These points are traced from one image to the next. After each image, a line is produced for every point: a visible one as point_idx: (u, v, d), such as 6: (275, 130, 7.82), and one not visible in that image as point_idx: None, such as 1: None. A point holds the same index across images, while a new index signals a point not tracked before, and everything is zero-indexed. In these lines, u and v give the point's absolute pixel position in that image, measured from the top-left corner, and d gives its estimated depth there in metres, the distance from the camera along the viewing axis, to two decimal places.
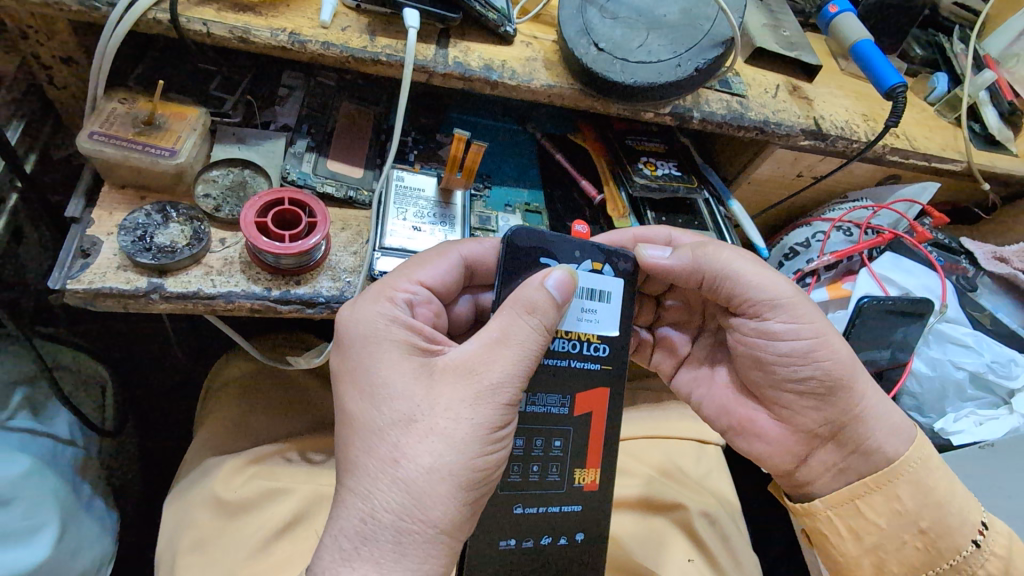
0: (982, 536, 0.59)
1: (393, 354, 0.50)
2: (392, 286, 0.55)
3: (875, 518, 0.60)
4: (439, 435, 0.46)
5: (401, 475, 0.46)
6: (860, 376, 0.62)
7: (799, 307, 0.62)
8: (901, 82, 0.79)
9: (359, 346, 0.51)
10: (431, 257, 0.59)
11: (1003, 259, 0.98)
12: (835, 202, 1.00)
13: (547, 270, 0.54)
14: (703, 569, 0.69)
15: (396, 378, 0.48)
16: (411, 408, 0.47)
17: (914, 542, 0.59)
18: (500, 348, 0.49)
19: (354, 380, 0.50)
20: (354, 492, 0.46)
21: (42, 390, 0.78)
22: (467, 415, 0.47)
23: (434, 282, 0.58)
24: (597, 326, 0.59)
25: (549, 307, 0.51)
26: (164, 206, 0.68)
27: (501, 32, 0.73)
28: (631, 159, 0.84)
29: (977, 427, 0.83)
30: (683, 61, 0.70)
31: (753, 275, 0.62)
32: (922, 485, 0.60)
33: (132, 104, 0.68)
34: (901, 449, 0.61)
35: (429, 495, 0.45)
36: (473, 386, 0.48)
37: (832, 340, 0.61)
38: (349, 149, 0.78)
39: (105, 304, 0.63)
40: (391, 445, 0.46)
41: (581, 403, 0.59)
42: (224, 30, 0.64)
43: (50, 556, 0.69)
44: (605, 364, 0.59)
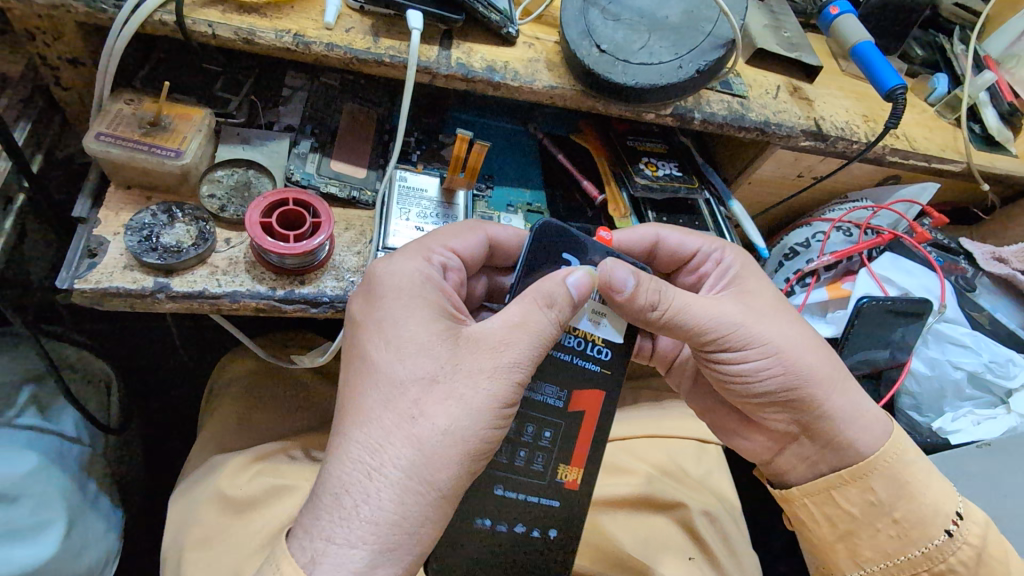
0: (955, 526, 0.59)
1: (423, 314, 0.51)
2: (429, 249, 0.57)
3: (847, 506, 0.62)
4: (458, 400, 0.47)
5: (416, 433, 0.46)
6: (841, 381, 0.62)
7: (747, 333, 0.60)
8: (901, 84, 0.79)
9: (391, 298, 0.52)
10: (466, 231, 0.60)
11: (1002, 260, 0.98)
12: (834, 202, 1.00)
13: (570, 269, 0.54)
14: (703, 566, 0.70)
15: (423, 338, 0.49)
16: (435, 369, 0.48)
17: (886, 530, 0.60)
18: (520, 328, 0.50)
19: (380, 330, 0.50)
20: (366, 441, 0.46)
21: (49, 388, 0.79)
22: (485, 387, 0.48)
23: (465, 253, 0.60)
24: (606, 329, 0.59)
25: (565, 302, 0.52)
26: (170, 206, 0.68)
27: (504, 34, 0.74)
28: (632, 160, 0.85)
29: (974, 427, 0.84)
30: (685, 62, 0.71)
31: (697, 316, 0.59)
32: (895, 477, 0.60)
33: (138, 105, 0.69)
34: (875, 445, 0.61)
35: (437, 458, 0.46)
36: (494, 360, 0.49)
37: (789, 361, 0.60)
38: (352, 150, 0.78)
39: (112, 303, 0.64)
40: (410, 402, 0.47)
41: (574, 401, 0.59)
42: (229, 32, 0.65)
43: (57, 552, 0.70)
44: (604, 367, 0.60)
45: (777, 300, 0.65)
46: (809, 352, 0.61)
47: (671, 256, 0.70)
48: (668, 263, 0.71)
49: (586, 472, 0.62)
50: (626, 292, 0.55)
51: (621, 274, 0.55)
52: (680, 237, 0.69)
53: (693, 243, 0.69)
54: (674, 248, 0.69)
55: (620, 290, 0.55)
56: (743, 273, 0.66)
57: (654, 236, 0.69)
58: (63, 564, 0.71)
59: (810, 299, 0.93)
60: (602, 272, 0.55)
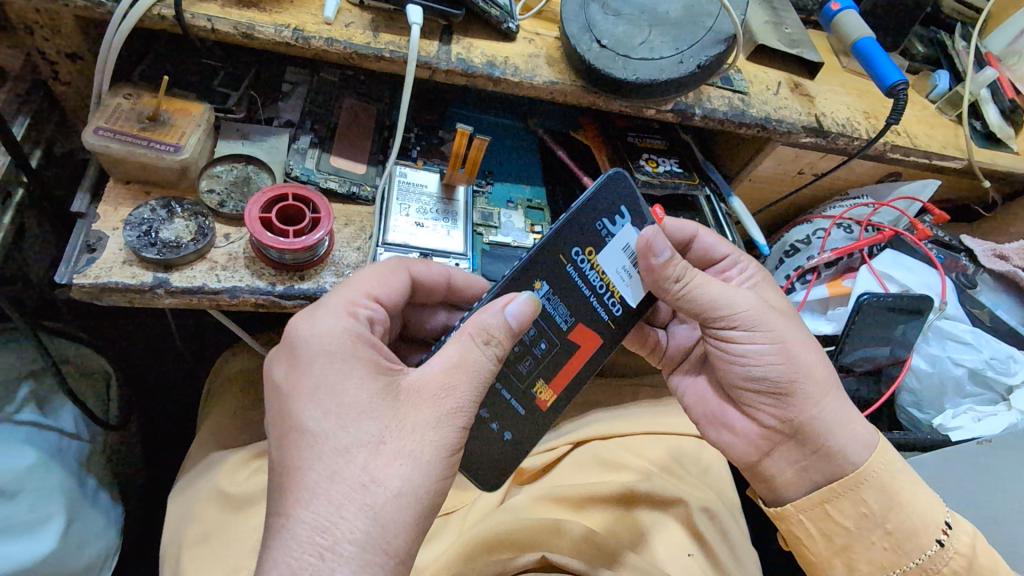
0: (945, 536, 0.58)
1: (360, 373, 0.47)
2: (351, 301, 0.53)
3: (842, 520, 0.61)
4: (409, 459, 0.45)
5: (369, 501, 0.44)
6: (830, 391, 0.63)
7: (758, 322, 0.62)
8: (902, 79, 0.79)
9: (320, 361, 0.48)
10: (381, 273, 0.57)
11: (1003, 257, 0.99)
12: (834, 199, 1.00)
13: (509, 297, 0.54)
14: (703, 564, 0.69)
15: (364, 400, 0.46)
16: (382, 430, 0.46)
17: (880, 543, 0.59)
18: (462, 371, 0.49)
19: (313, 396, 0.46)
20: (313, 520, 0.43)
21: (48, 384, 0.79)
22: (433, 438, 0.47)
23: (386, 299, 0.56)
24: (633, 286, 0.63)
25: (504, 334, 0.52)
26: (169, 201, 0.68)
27: (504, 29, 0.74)
28: (632, 156, 0.84)
29: (976, 423, 0.84)
30: (686, 57, 0.71)
31: (712, 299, 0.61)
32: (885, 488, 0.60)
33: (137, 100, 0.69)
34: (862, 454, 0.61)
35: (394, 522, 0.44)
36: (440, 408, 0.48)
37: (790, 354, 0.62)
38: (352, 146, 0.78)
39: (111, 298, 0.64)
40: (359, 469, 0.44)
41: (577, 332, 0.63)
42: (228, 26, 0.65)
43: (55, 548, 0.70)
44: (614, 321, 0.64)
45: (788, 309, 0.67)
46: (809, 351, 0.63)
47: (699, 256, 0.72)
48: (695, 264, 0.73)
49: (558, 398, 0.65)
50: (660, 260, 0.59)
51: (660, 244, 0.59)
52: (714, 241, 0.71)
53: (725, 248, 0.71)
54: (703, 251, 0.71)
55: (656, 256, 0.59)
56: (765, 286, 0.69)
57: (693, 233, 0.70)
58: (62, 560, 0.71)
59: (810, 296, 0.93)
60: (643, 237, 0.59)
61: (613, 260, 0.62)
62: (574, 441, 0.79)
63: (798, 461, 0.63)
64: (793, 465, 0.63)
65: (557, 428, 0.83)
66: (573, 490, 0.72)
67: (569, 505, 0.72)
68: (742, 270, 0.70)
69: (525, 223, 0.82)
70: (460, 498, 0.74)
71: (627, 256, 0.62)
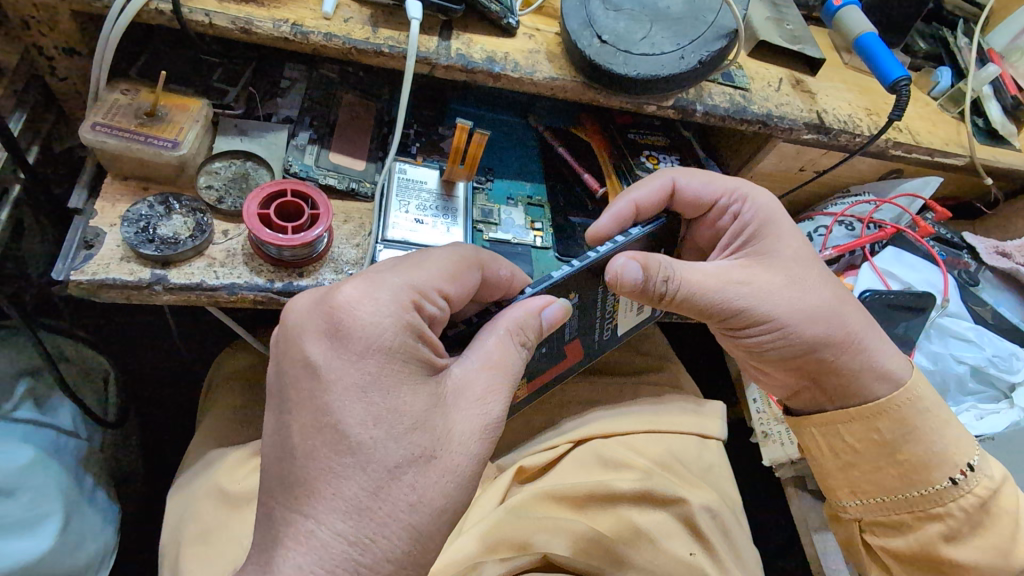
0: (962, 475, 0.62)
1: (413, 376, 0.48)
2: (415, 290, 0.51)
3: (852, 441, 0.66)
4: (452, 475, 0.47)
5: (415, 519, 0.45)
6: (852, 346, 0.65)
7: (760, 309, 0.63)
8: (905, 75, 0.78)
9: (378, 358, 0.47)
10: (443, 260, 0.54)
11: (1005, 254, 0.98)
12: (836, 196, 0.99)
13: (545, 300, 0.56)
14: (703, 561, 0.70)
15: (418, 409, 0.47)
16: (431, 443, 0.46)
17: (889, 469, 0.64)
18: (502, 377, 0.51)
19: (366, 400, 0.46)
20: (353, 533, 0.44)
21: (45, 382, 0.78)
22: (477, 451, 0.48)
23: (451, 287, 0.54)
24: (626, 319, 0.74)
25: (534, 330, 0.54)
26: (167, 197, 0.67)
27: (504, 24, 0.73)
28: (632, 154, 0.87)
29: (977, 421, 0.82)
30: (687, 53, 0.70)
31: (709, 295, 0.62)
32: (904, 422, 0.63)
33: (134, 96, 0.68)
34: (885, 390, 0.65)
35: (431, 536, 0.46)
36: (482, 417, 0.49)
37: (800, 334, 0.64)
38: (352, 142, 0.78)
39: (109, 295, 0.63)
40: (408, 486, 0.45)
41: (571, 346, 0.69)
42: (226, 21, 0.64)
43: (52, 546, 0.70)
44: (601, 342, 0.73)
45: (797, 259, 0.67)
46: (820, 321, 0.64)
47: (688, 204, 0.72)
48: (687, 211, 0.73)
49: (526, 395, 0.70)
50: (639, 284, 0.59)
51: (633, 271, 0.58)
52: (698, 184, 0.72)
53: (711, 192, 0.72)
54: (692, 196, 0.72)
55: (634, 284, 0.59)
56: (760, 232, 0.69)
57: (671, 183, 0.72)
58: (61, 557, 0.71)
59: None
60: (613, 274, 0.58)
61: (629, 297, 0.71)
62: (574, 440, 0.77)
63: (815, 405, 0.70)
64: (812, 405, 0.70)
65: (554, 423, 0.81)
66: (575, 489, 0.71)
67: (570, 504, 0.71)
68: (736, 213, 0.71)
69: (525, 220, 0.82)
70: None
71: None
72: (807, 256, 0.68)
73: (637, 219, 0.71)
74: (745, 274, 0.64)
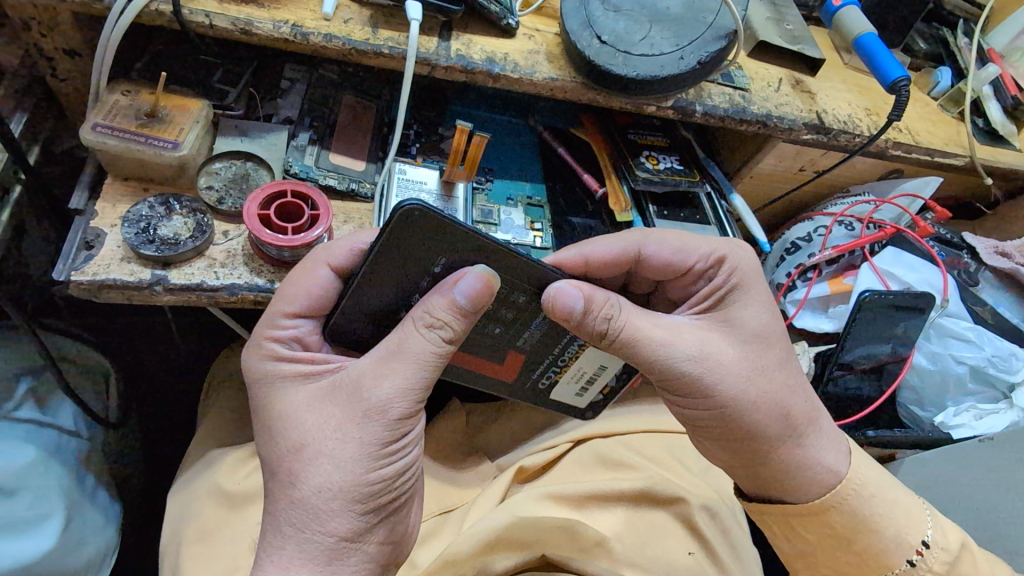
0: (919, 556, 0.57)
1: (288, 391, 0.53)
2: (271, 326, 0.56)
3: (805, 533, 0.60)
4: (329, 456, 0.49)
5: (297, 495, 0.49)
6: (788, 438, 0.59)
7: (699, 381, 0.58)
8: (905, 76, 0.78)
9: (256, 385, 0.55)
10: (293, 283, 0.57)
11: (1005, 254, 0.98)
12: (837, 196, 1.00)
13: (462, 273, 0.52)
14: (702, 561, 0.70)
15: (292, 408, 0.52)
16: (303, 433, 0.50)
17: (846, 558, 0.58)
18: (388, 364, 0.50)
19: (257, 415, 0.54)
20: (266, 513, 0.50)
21: (46, 383, 0.79)
22: (354, 433, 0.49)
23: (310, 309, 0.57)
24: (563, 385, 0.71)
25: (450, 317, 0.51)
26: (168, 198, 0.68)
27: (504, 25, 0.73)
28: (632, 153, 0.85)
29: (977, 422, 0.84)
30: (687, 54, 0.71)
31: (654, 352, 0.57)
32: (856, 514, 0.57)
33: (135, 97, 0.68)
34: (818, 492, 0.59)
35: (322, 510, 0.48)
36: (363, 402, 0.50)
37: (733, 415, 0.58)
38: (351, 143, 0.78)
39: (110, 295, 0.64)
40: (288, 469, 0.49)
41: (514, 357, 0.66)
42: (226, 22, 0.64)
43: (54, 547, 0.70)
44: (532, 387, 0.71)
45: (758, 333, 0.61)
46: (760, 408, 0.58)
47: (660, 268, 0.66)
48: (657, 276, 0.66)
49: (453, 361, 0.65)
50: (574, 315, 0.56)
51: (570, 297, 0.55)
52: (668, 252, 0.65)
53: (685, 257, 0.65)
54: (659, 263, 0.65)
55: (568, 313, 0.56)
56: (739, 296, 0.63)
57: (637, 248, 0.64)
58: (63, 557, 0.71)
59: (811, 295, 0.94)
60: (548, 295, 0.56)
61: (576, 368, 0.69)
62: (574, 439, 0.77)
63: (760, 491, 0.61)
64: (757, 497, 0.62)
65: (554, 422, 0.81)
66: (576, 489, 0.71)
67: (569, 504, 0.71)
68: (712, 280, 0.65)
69: (525, 220, 0.82)
70: (458, 497, 0.74)
71: (596, 369, 0.69)
72: (774, 332, 0.62)
73: (588, 274, 0.64)
74: (695, 337, 0.59)
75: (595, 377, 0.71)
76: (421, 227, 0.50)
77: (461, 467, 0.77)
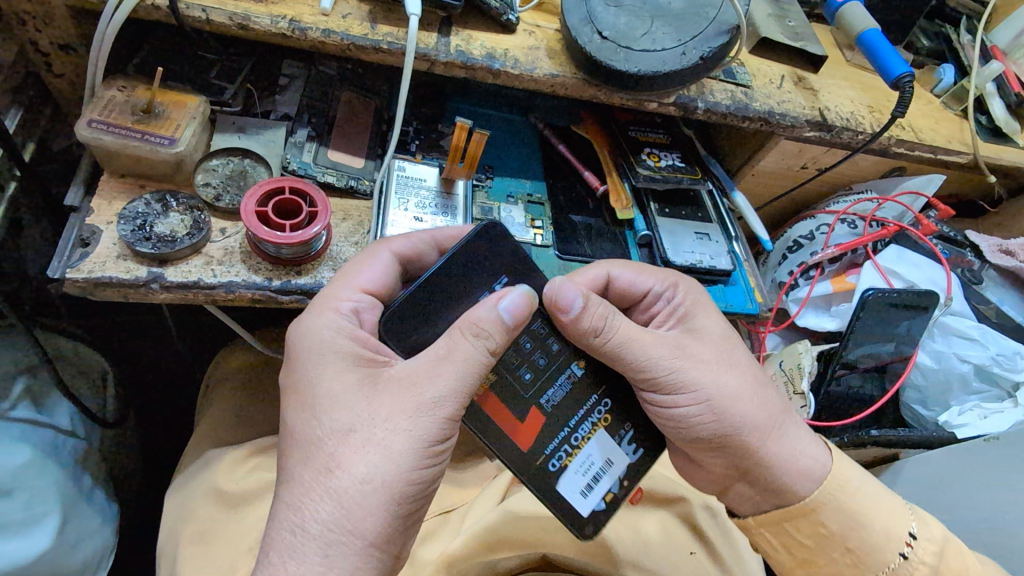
0: (910, 548, 0.55)
1: (337, 367, 0.50)
2: (335, 296, 0.55)
3: (801, 537, 0.58)
4: (376, 447, 0.47)
5: (334, 484, 0.46)
6: (772, 434, 0.59)
7: (682, 378, 0.57)
8: (908, 72, 0.77)
9: (303, 357, 0.52)
10: (367, 259, 0.58)
11: (1009, 252, 0.97)
12: (839, 194, 0.99)
13: (507, 290, 0.52)
14: (704, 562, 0.69)
15: (340, 391, 0.49)
16: (350, 420, 0.47)
17: (841, 559, 0.56)
18: (441, 363, 0.48)
19: (297, 390, 0.50)
20: (289, 498, 0.47)
21: (42, 381, 0.78)
22: (405, 428, 0.47)
23: (377, 285, 0.57)
24: (569, 480, 0.57)
25: (496, 329, 0.50)
26: (164, 195, 0.67)
27: (504, 21, 0.73)
28: (634, 150, 0.84)
29: (981, 421, 0.83)
30: (688, 49, 0.70)
31: (642, 352, 0.57)
32: (845, 509, 0.56)
33: (131, 92, 0.68)
34: (810, 488, 0.57)
35: (359, 508, 0.46)
36: (416, 399, 0.48)
37: (721, 409, 0.58)
38: (349, 139, 0.77)
39: (105, 293, 0.63)
40: (329, 455, 0.47)
41: (532, 417, 0.57)
42: (223, 17, 0.64)
43: (49, 547, 0.69)
44: (544, 462, 0.57)
45: (725, 338, 0.62)
46: (744, 400, 0.59)
47: (620, 296, 0.67)
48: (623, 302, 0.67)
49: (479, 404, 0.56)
50: (572, 313, 0.55)
51: (569, 294, 0.55)
52: (633, 276, 0.65)
53: (645, 283, 0.66)
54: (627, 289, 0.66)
55: (566, 310, 0.55)
56: (699, 307, 0.64)
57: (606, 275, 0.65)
58: (59, 558, 0.71)
59: (813, 293, 0.93)
60: (551, 290, 0.55)
61: (587, 453, 0.58)
62: None
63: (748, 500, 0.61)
64: (751, 508, 0.61)
65: None
66: None
67: None
68: (671, 300, 0.66)
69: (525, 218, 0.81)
70: (458, 497, 0.73)
71: (603, 459, 0.59)
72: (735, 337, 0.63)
73: None
74: (674, 340, 0.60)
75: (603, 475, 0.59)
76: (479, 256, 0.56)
77: (462, 466, 0.76)
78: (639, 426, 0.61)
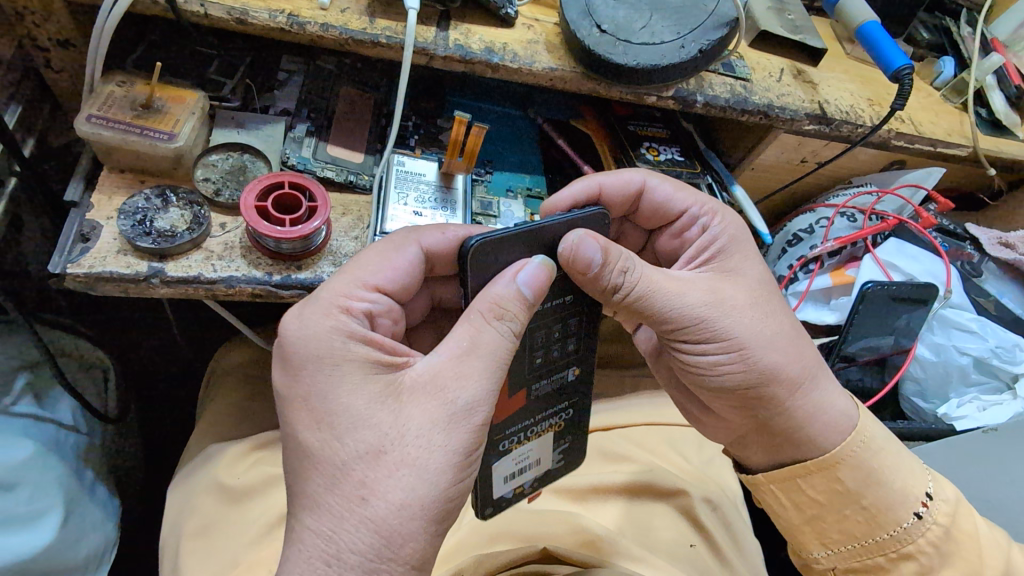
0: (925, 509, 0.55)
1: (355, 379, 0.47)
2: (342, 295, 0.51)
3: (812, 493, 0.57)
4: (412, 468, 0.44)
5: (369, 513, 0.43)
6: (805, 383, 0.59)
7: (711, 325, 0.57)
8: (907, 65, 0.77)
9: (309, 368, 0.47)
10: (382, 257, 0.55)
11: (1008, 245, 0.96)
12: (838, 187, 0.99)
13: (524, 262, 0.51)
14: (704, 554, 0.69)
15: (363, 409, 0.45)
16: (378, 440, 0.45)
17: (854, 517, 0.56)
18: (467, 360, 0.47)
19: (308, 405, 0.47)
20: (317, 529, 0.44)
21: (44, 377, 0.78)
22: (441, 442, 0.45)
23: (389, 283, 0.55)
24: (505, 463, 0.59)
25: (517, 306, 0.49)
26: (164, 190, 0.67)
27: (502, 14, 0.73)
28: (633, 145, 0.84)
29: (980, 413, 0.84)
30: (687, 42, 0.70)
31: (669, 304, 0.56)
32: (864, 467, 0.56)
33: (130, 88, 0.68)
34: (835, 439, 0.58)
35: (399, 533, 0.43)
36: (446, 409, 0.46)
37: (753, 360, 0.58)
38: (349, 134, 0.77)
39: (105, 288, 0.63)
40: (358, 481, 0.44)
41: (517, 398, 0.57)
42: (222, 11, 0.64)
43: (53, 540, 0.70)
44: (501, 437, 0.58)
45: (760, 282, 0.62)
46: (776, 349, 0.58)
47: (654, 210, 0.66)
48: (650, 215, 0.67)
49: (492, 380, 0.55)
50: (592, 269, 0.51)
51: (589, 249, 0.51)
52: (670, 191, 0.65)
53: (682, 202, 0.65)
54: (660, 201, 0.65)
55: (586, 265, 0.51)
56: (729, 242, 0.63)
57: (641, 182, 0.65)
58: (63, 551, 0.71)
59: (813, 287, 0.93)
60: (568, 248, 0.51)
61: (531, 446, 0.61)
62: None
63: (772, 457, 0.61)
64: (767, 460, 0.61)
65: None
66: (576, 483, 0.74)
67: (570, 496, 0.73)
68: (706, 229, 0.65)
69: (524, 212, 0.81)
70: None
71: (534, 459, 0.62)
72: (770, 280, 0.63)
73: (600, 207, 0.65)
74: (705, 285, 0.58)
75: (528, 470, 0.62)
76: (493, 257, 0.51)
77: None
78: (567, 455, 0.65)
